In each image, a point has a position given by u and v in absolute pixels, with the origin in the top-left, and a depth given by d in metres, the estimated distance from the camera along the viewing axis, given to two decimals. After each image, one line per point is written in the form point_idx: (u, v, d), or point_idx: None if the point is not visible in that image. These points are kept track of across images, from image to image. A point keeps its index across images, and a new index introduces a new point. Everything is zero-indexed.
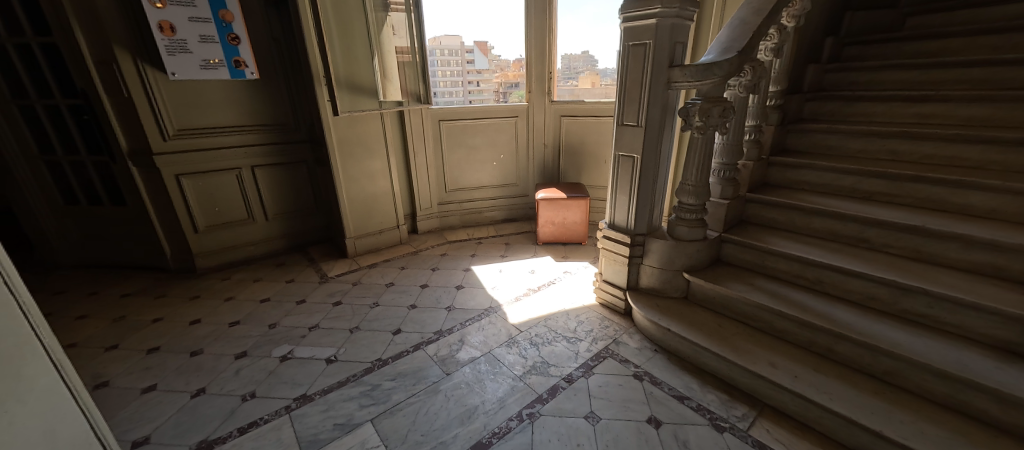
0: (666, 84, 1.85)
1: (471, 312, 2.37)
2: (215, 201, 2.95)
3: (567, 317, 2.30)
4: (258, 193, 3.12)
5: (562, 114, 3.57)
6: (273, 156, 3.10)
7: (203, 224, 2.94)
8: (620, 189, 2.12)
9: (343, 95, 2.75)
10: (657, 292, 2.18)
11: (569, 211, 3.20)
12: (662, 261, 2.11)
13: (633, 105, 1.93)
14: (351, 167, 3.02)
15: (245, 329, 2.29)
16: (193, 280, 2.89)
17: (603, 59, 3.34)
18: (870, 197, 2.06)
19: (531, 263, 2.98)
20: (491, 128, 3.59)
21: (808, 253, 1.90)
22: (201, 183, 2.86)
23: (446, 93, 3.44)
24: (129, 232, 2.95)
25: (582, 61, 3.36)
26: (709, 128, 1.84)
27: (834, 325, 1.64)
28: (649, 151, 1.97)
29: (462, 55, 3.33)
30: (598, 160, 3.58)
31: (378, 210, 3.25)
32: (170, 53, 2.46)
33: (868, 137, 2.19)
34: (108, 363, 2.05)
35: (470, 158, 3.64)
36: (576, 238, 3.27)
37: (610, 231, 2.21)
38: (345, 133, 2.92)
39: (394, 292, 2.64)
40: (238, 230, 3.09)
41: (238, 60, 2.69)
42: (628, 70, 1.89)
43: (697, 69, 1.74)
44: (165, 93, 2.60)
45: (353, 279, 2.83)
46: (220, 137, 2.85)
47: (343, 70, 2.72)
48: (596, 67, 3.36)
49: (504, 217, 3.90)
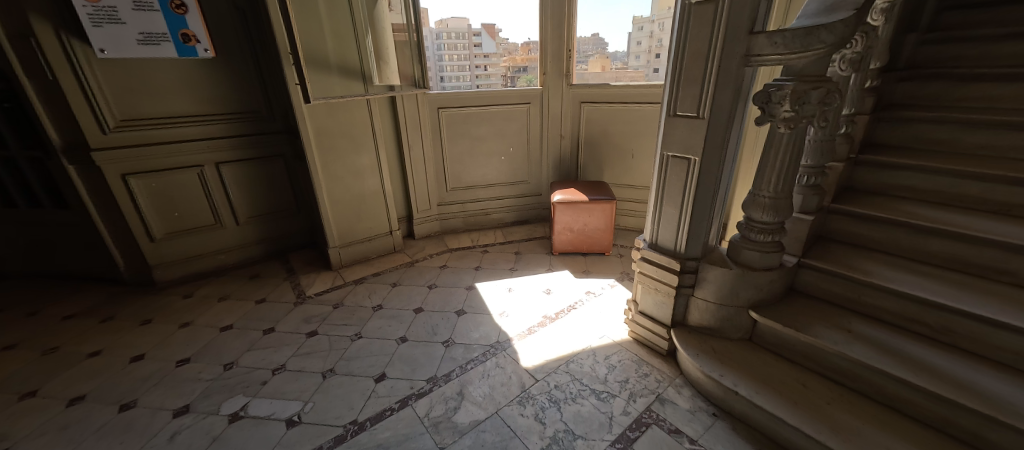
0: (743, 57, 1.33)
1: (474, 350, 1.90)
2: (173, 205, 2.49)
3: (595, 358, 1.83)
4: (226, 195, 2.63)
5: (583, 100, 3.03)
6: (242, 151, 2.60)
7: (160, 232, 2.48)
8: (667, 199, 1.62)
9: (316, 76, 2.23)
10: (712, 331, 1.70)
11: (590, 216, 2.70)
12: (722, 294, 1.62)
13: (694, 87, 1.41)
14: (332, 163, 2.53)
15: (195, 369, 1.85)
16: (147, 296, 2.44)
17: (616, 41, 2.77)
18: (1007, 211, 1.53)
19: (546, 280, 2.51)
20: (499, 117, 3.07)
21: (931, 290, 1.39)
22: (155, 183, 2.40)
23: (453, 78, 2.92)
24: (74, 240, 2.49)
25: (592, 44, 2.87)
26: (803, 119, 1.32)
27: (989, 405, 1.14)
28: (713, 151, 1.46)
29: (469, 37, 2.82)
30: (624, 154, 3.05)
31: (367, 214, 2.78)
32: (96, 24, 1.99)
33: (999, 130, 1.64)
34: (16, 419, 1.62)
35: (474, 151, 3.14)
36: (599, 248, 2.78)
37: (650, 252, 1.73)
38: (323, 123, 2.43)
39: (382, 319, 2.18)
40: (202, 238, 2.63)
41: (187, 33, 2.19)
42: (689, 39, 1.38)
43: (793, 34, 1.21)
44: (100, 76, 2.12)
45: (335, 299, 2.37)
46: (174, 128, 2.36)
47: (313, 50, 2.20)
48: (607, 50, 2.82)
49: (514, 219, 3.41)
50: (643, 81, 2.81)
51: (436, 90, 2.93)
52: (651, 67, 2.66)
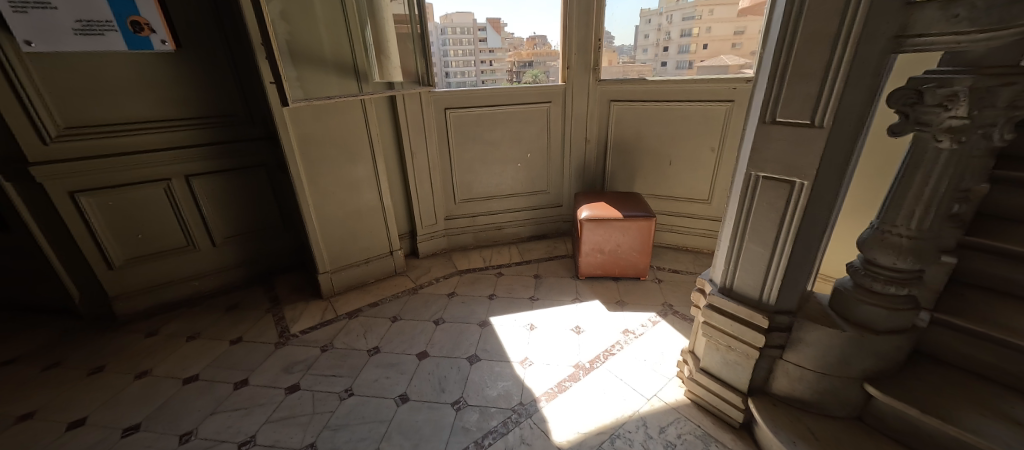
0: (893, 40, 0.91)
1: (493, 418, 1.52)
2: (136, 226, 2.11)
3: (647, 433, 1.44)
4: (200, 213, 2.25)
5: (612, 98, 2.59)
6: (216, 160, 2.21)
7: (121, 258, 2.11)
8: (753, 234, 1.21)
9: (292, 72, 1.81)
10: (806, 405, 1.30)
11: (624, 236, 2.29)
12: (827, 361, 1.22)
13: (812, 83, 0.99)
14: (321, 176, 2.14)
15: (145, 442, 1.48)
16: (106, 334, 2.07)
17: (619, 34, 2.45)
18: None
19: (574, 314, 2.12)
20: (515, 118, 2.66)
21: None
22: (113, 201, 2.02)
23: (458, 72, 2.49)
24: (19, 266, 2.12)
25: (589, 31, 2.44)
26: (977, 130, 0.93)
27: None
28: (830, 173, 1.05)
29: (475, 33, 2.43)
30: (659, 161, 2.63)
31: (363, 233, 2.39)
32: (19, 9, 1.61)
33: None
34: None
35: (487, 157, 2.73)
36: (633, 272, 2.38)
37: (723, 300, 1.33)
38: (308, 130, 2.03)
39: (379, 368, 1.79)
40: (173, 263, 2.25)
41: (138, 21, 1.81)
42: (807, 15, 0.96)
43: (989, 2, 0.81)
44: (36, 74, 1.73)
45: (324, 339, 1.99)
46: (134, 136, 1.98)
47: (298, 41, 1.85)
48: (612, 43, 2.48)
49: (531, 234, 3.01)
50: (650, 76, 2.47)
51: (441, 88, 2.52)
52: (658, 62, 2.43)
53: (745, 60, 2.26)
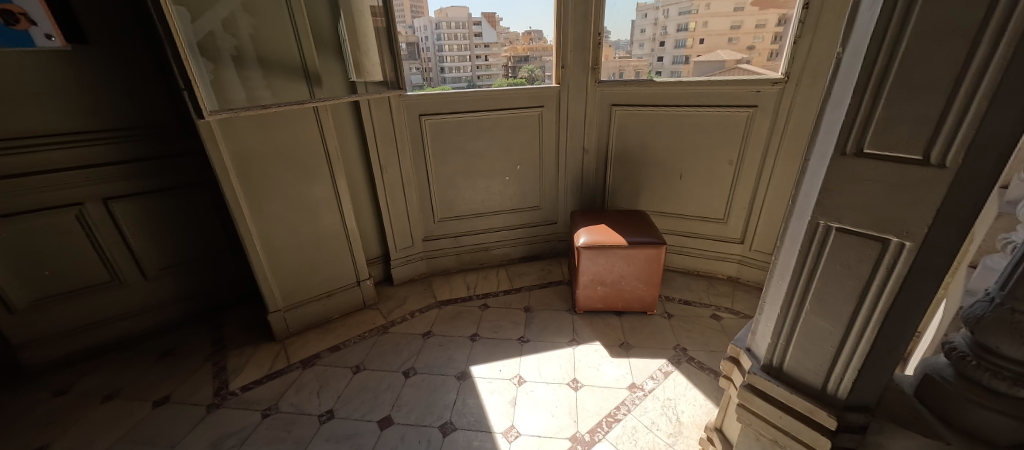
0: None
1: None
2: (41, 260, 1.74)
3: None
4: (125, 242, 1.89)
5: (613, 102, 2.24)
6: (143, 179, 1.85)
7: (23, 300, 1.74)
8: (818, 304, 0.88)
9: (218, 73, 1.48)
10: None
11: (629, 265, 1.95)
12: None
13: (929, 102, 0.66)
14: (267, 200, 1.78)
15: None
16: (6, 392, 1.71)
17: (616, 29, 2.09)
18: None
19: (572, 361, 1.78)
20: (502, 125, 2.30)
21: None
22: (8, 233, 1.65)
23: (455, 68, 2.08)
24: None
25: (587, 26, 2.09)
26: None
27: None
28: (948, 230, 0.71)
29: (470, 27, 2.02)
30: (669, 174, 2.28)
31: (324, 262, 2.04)
32: None
33: None
34: None
35: (471, 170, 2.38)
36: (640, 306, 2.04)
37: (771, 385, 0.99)
38: (244, 146, 1.66)
39: (330, 443, 1.45)
40: (94, 302, 1.88)
41: (10, 9, 1.42)
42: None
43: None
44: None
45: (268, 400, 1.64)
46: (30, 154, 1.60)
47: (265, 41, 1.61)
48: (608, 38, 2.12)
49: (522, 254, 2.67)
50: (646, 74, 2.11)
51: (437, 84, 2.13)
52: (657, 55, 2.03)
53: (741, 55, 1.93)
